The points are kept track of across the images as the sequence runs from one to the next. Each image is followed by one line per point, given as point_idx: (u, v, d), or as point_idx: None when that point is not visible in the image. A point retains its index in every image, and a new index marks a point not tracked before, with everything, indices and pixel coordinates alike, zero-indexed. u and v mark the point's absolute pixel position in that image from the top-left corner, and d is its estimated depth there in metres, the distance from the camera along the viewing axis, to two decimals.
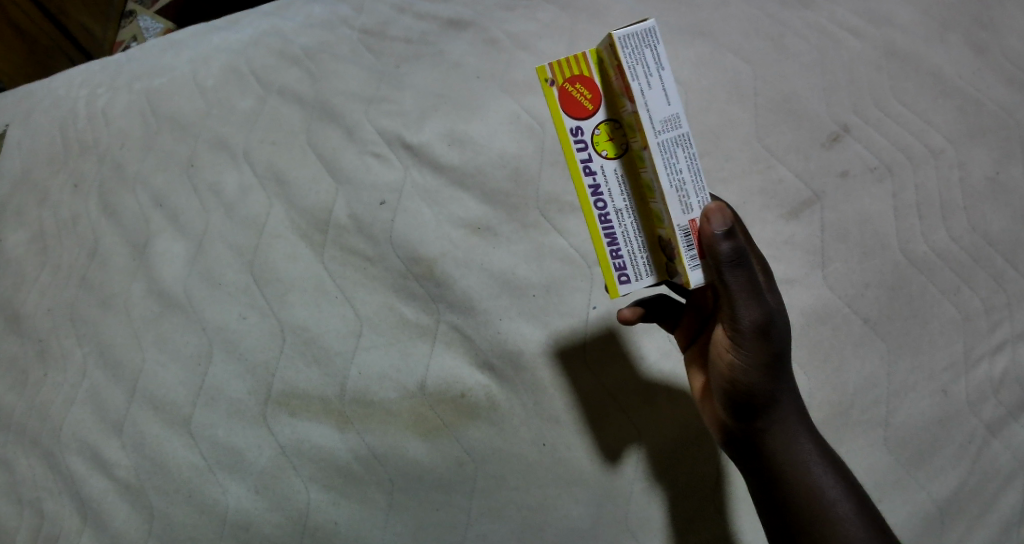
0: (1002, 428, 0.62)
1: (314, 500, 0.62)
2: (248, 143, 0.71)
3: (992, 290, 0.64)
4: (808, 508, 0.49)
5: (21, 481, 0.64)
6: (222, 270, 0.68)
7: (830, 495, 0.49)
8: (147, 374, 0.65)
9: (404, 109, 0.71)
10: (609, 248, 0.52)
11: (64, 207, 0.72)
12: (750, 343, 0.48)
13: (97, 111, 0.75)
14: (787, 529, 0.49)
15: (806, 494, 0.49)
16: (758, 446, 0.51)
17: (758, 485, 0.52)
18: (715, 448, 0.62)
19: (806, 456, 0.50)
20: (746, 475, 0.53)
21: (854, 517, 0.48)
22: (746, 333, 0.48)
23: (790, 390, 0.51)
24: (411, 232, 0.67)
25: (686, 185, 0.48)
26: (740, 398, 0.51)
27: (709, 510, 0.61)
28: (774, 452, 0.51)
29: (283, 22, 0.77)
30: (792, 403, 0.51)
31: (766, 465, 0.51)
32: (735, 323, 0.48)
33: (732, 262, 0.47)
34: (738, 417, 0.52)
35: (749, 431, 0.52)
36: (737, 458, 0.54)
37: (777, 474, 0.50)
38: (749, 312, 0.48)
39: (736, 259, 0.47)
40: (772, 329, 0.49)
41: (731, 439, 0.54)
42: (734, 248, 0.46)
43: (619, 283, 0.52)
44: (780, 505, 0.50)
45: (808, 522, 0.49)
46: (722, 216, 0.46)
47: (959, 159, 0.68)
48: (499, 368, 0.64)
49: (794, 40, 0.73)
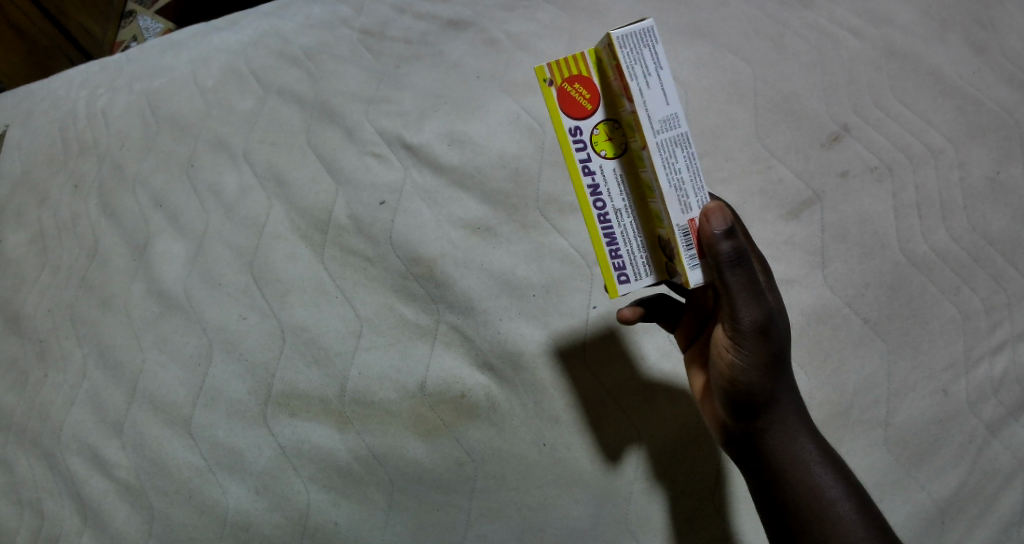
0: (1002, 428, 0.62)
1: (314, 500, 0.62)
2: (248, 143, 0.71)
3: (992, 289, 0.64)
4: (808, 507, 0.49)
5: (21, 481, 0.64)
6: (222, 271, 0.68)
7: (830, 494, 0.49)
8: (147, 374, 0.65)
9: (403, 110, 0.71)
10: (609, 248, 0.52)
11: (64, 208, 0.72)
12: (750, 343, 0.49)
13: (96, 112, 0.75)
14: (787, 529, 0.49)
15: (806, 493, 0.49)
16: (758, 446, 0.51)
17: (758, 485, 0.52)
18: (714, 448, 0.62)
19: (806, 456, 0.50)
20: (746, 475, 0.53)
21: (854, 517, 0.48)
22: (746, 332, 0.48)
23: (789, 390, 0.51)
24: (411, 232, 0.67)
25: (685, 184, 0.48)
26: (740, 397, 0.51)
27: (709, 509, 0.61)
28: (774, 451, 0.51)
29: (282, 22, 0.77)
30: (792, 402, 0.51)
31: (765, 465, 0.51)
32: (734, 323, 0.48)
33: (732, 261, 0.47)
34: (738, 417, 0.52)
35: (748, 430, 0.52)
36: (737, 458, 0.54)
37: (777, 474, 0.50)
38: (749, 311, 0.48)
39: (736, 258, 0.47)
40: (772, 328, 0.49)
41: (731, 439, 0.54)
42: (734, 247, 0.46)
43: (619, 283, 0.52)
44: (780, 505, 0.50)
45: (807, 521, 0.49)
46: (722, 216, 0.47)
47: (959, 159, 0.68)
48: (499, 368, 0.64)
49: (794, 40, 0.73)
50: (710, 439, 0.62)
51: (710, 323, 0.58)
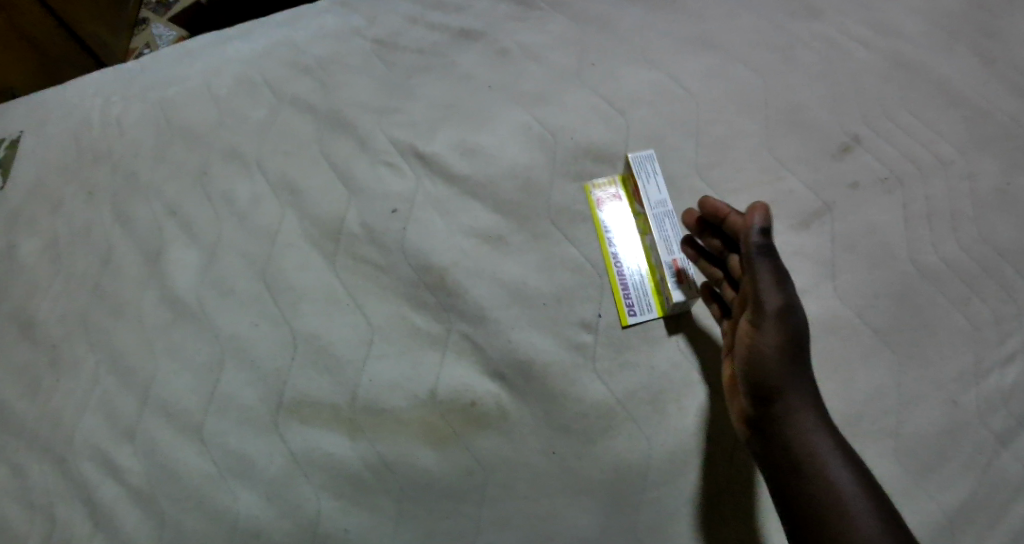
0: (1011, 438, 0.62)
1: (325, 507, 0.61)
2: (261, 152, 0.73)
3: (1001, 300, 0.64)
4: (822, 502, 0.48)
5: (31, 487, 0.64)
6: (234, 279, 0.68)
7: (845, 490, 0.48)
8: (159, 381, 0.66)
9: (415, 121, 0.73)
10: (618, 272, 0.67)
11: (78, 215, 0.73)
12: (770, 325, 0.52)
13: (111, 121, 0.76)
14: (797, 519, 0.49)
15: (818, 487, 0.49)
16: (776, 435, 0.52)
17: (774, 476, 0.52)
18: (747, 459, 0.61)
19: (822, 451, 0.50)
20: (764, 467, 0.53)
21: (869, 515, 0.47)
22: (768, 314, 0.52)
23: (807, 382, 0.53)
24: (423, 240, 0.68)
25: (671, 240, 0.66)
26: (758, 382, 0.54)
27: (734, 522, 0.59)
28: (789, 443, 0.51)
29: (295, 32, 0.79)
30: (811, 395, 0.52)
31: (782, 458, 0.52)
32: (758, 305, 0.52)
33: (762, 251, 0.52)
34: (757, 403, 0.54)
35: (766, 419, 0.53)
36: (755, 453, 0.54)
37: (792, 464, 0.51)
38: (771, 296, 0.52)
39: (765, 250, 0.52)
40: (794, 316, 0.52)
41: (753, 431, 0.55)
42: (765, 242, 0.52)
43: (629, 314, 0.66)
44: (793, 495, 0.50)
45: (822, 515, 0.48)
46: (763, 214, 0.53)
47: (968, 169, 0.68)
48: (510, 377, 0.64)
49: (802, 51, 0.74)
50: (742, 453, 0.61)
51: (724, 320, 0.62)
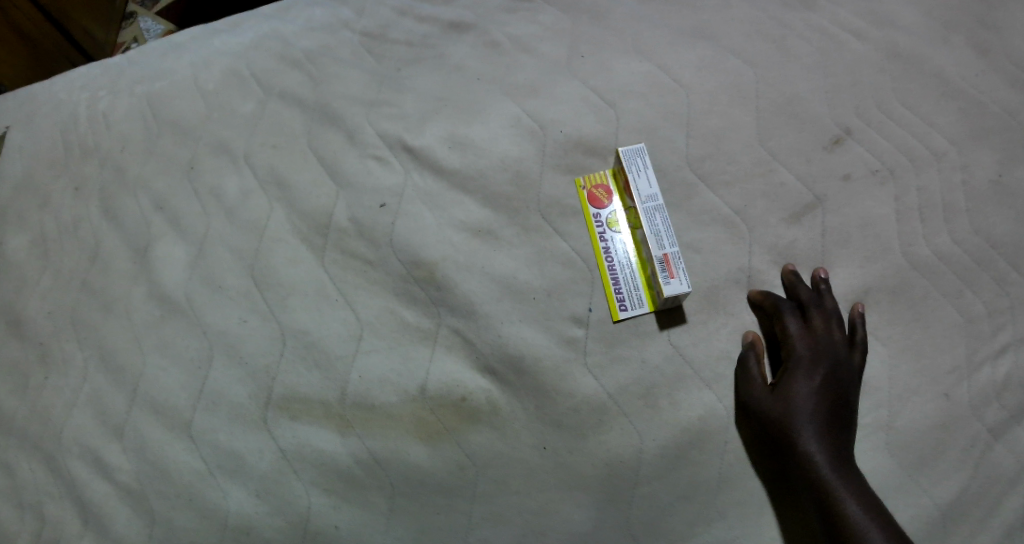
0: (1004, 431, 0.61)
1: (314, 504, 0.61)
2: (249, 146, 0.72)
3: (994, 293, 0.64)
4: None
5: (21, 486, 0.64)
6: (223, 274, 0.68)
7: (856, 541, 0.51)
8: (148, 378, 0.65)
9: (405, 112, 0.72)
10: (608, 266, 0.67)
11: (66, 211, 0.72)
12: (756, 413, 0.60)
13: (98, 116, 0.76)
14: None
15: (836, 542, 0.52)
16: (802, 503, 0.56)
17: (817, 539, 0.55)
18: (740, 461, 0.60)
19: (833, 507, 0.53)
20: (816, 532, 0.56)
21: None
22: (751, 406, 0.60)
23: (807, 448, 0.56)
24: (412, 235, 0.67)
25: (662, 233, 0.65)
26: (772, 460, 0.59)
27: (733, 520, 0.59)
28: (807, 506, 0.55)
29: (284, 25, 0.80)
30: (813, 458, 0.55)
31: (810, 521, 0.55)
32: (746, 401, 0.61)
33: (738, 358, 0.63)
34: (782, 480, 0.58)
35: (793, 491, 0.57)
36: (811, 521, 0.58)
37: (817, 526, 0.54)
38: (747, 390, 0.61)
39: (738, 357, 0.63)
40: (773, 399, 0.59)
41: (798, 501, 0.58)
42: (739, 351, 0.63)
43: (620, 309, 0.65)
44: None
45: None
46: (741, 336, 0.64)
47: (962, 161, 0.68)
48: (500, 372, 0.63)
49: (796, 41, 0.74)
50: (734, 455, 0.61)
51: (777, 350, 0.64)
